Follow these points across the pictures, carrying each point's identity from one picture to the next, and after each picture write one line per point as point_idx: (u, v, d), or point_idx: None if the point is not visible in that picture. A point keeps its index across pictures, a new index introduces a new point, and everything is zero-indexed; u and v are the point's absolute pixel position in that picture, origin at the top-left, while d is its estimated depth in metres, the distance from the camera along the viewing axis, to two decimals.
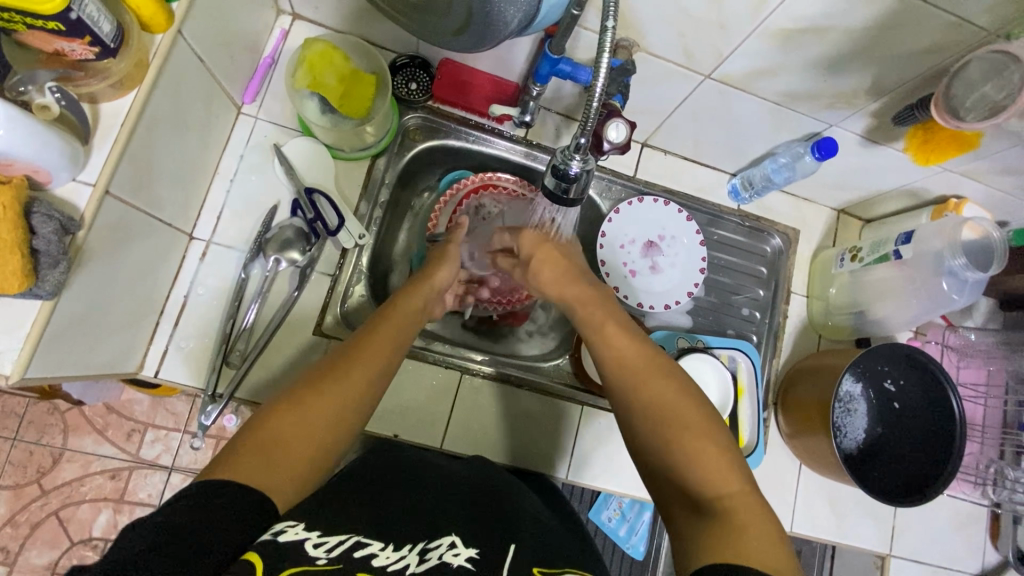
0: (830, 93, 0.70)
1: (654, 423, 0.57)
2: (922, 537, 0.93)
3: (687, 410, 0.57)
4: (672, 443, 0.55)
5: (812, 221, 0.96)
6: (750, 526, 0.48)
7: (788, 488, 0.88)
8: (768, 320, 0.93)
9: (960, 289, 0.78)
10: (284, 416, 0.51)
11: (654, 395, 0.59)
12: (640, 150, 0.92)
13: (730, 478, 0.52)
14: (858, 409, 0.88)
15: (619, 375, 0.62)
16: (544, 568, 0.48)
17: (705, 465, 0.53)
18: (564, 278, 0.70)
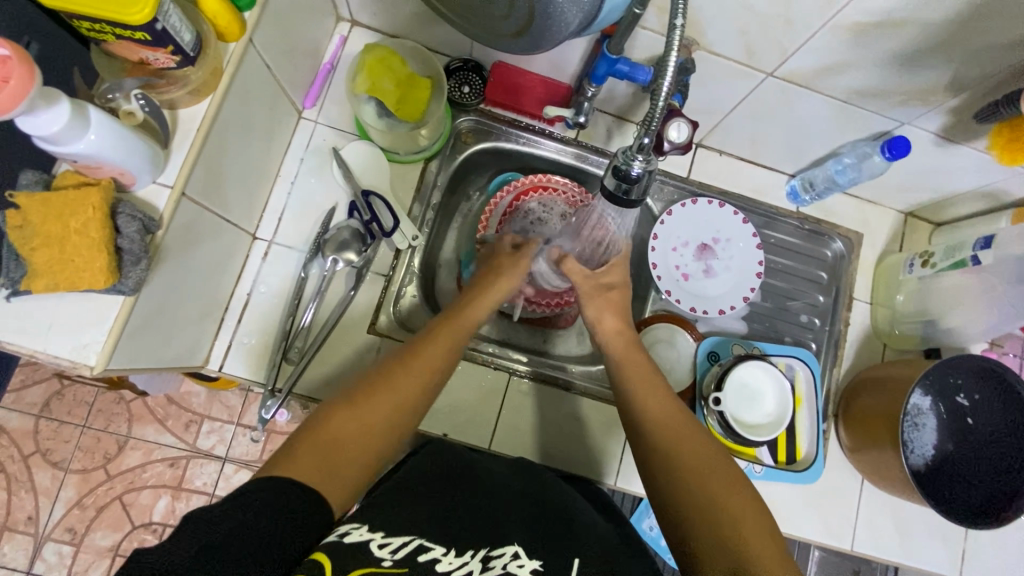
0: (904, 89, 0.67)
1: (694, 479, 0.56)
2: (997, 564, 0.86)
3: (727, 470, 0.57)
4: (709, 501, 0.54)
5: (877, 224, 0.92)
6: None
7: (849, 505, 0.84)
8: (829, 328, 0.89)
9: None
10: (342, 418, 0.54)
11: (691, 456, 0.58)
12: (694, 151, 0.90)
13: (769, 545, 0.51)
14: (927, 424, 0.83)
15: (660, 426, 0.61)
16: None
17: (745, 527, 0.52)
18: (614, 320, 0.71)
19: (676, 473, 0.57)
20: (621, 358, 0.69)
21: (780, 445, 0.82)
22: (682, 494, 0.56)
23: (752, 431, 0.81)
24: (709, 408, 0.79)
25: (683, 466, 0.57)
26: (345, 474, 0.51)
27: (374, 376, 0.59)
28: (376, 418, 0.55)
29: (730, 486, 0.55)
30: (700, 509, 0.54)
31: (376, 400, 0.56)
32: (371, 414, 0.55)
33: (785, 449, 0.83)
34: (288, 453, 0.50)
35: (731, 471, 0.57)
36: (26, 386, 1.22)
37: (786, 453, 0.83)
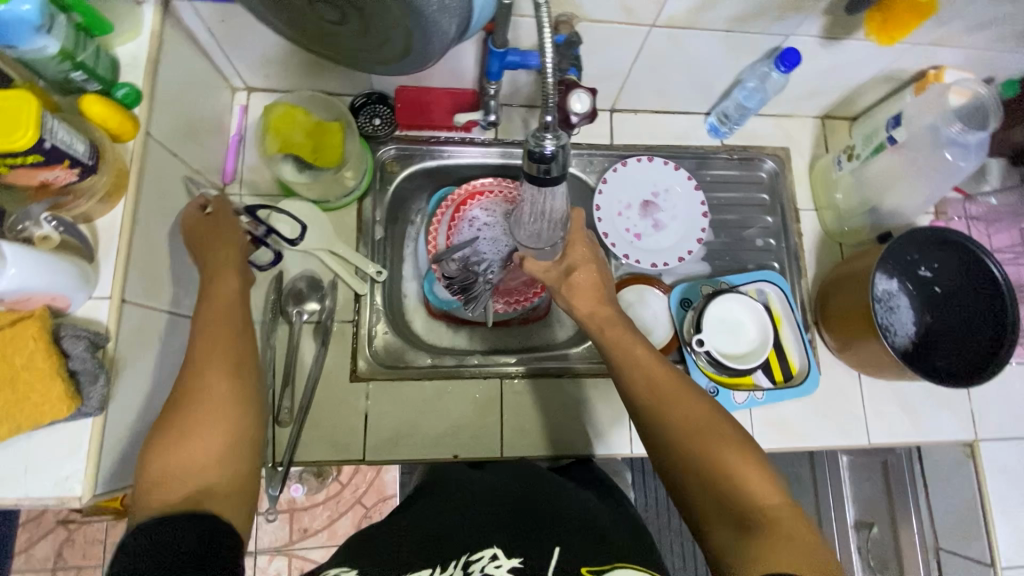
0: (777, 4, 0.69)
1: (688, 441, 0.57)
2: (1003, 414, 0.89)
3: (711, 424, 0.58)
4: (706, 461, 0.56)
5: (799, 135, 0.95)
6: (793, 532, 0.50)
7: (853, 402, 0.86)
8: (785, 244, 0.92)
9: (966, 156, 0.75)
10: (170, 426, 0.53)
11: (681, 416, 0.59)
12: (610, 117, 0.92)
13: (769, 488, 0.54)
14: (901, 304, 0.87)
15: (644, 392, 0.62)
16: (591, 567, 0.46)
17: (741, 477, 0.54)
18: (589, 301, 0.69)
19: (670, 435, 0.59)
20: (599, 330, 0.67)
21: (773, 365, 0.84)
22: (680, 458, 0.58)
23: (742, 360, 0.82)
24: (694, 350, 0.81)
25: (681, 427, 0.58)
26: (217, 475, 0.52)
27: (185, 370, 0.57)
28: (208, 409, 0.54)
29: (728, 439, 0.57)
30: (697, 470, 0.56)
31: (187, 405, 0.54)
32: (200, 405, 0.54)
33: (779, 368, 0.85)
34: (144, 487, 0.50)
35: (721, 426, 0.58)
36: (34, 543, 1.18)
37: (781, 372, 0.85)
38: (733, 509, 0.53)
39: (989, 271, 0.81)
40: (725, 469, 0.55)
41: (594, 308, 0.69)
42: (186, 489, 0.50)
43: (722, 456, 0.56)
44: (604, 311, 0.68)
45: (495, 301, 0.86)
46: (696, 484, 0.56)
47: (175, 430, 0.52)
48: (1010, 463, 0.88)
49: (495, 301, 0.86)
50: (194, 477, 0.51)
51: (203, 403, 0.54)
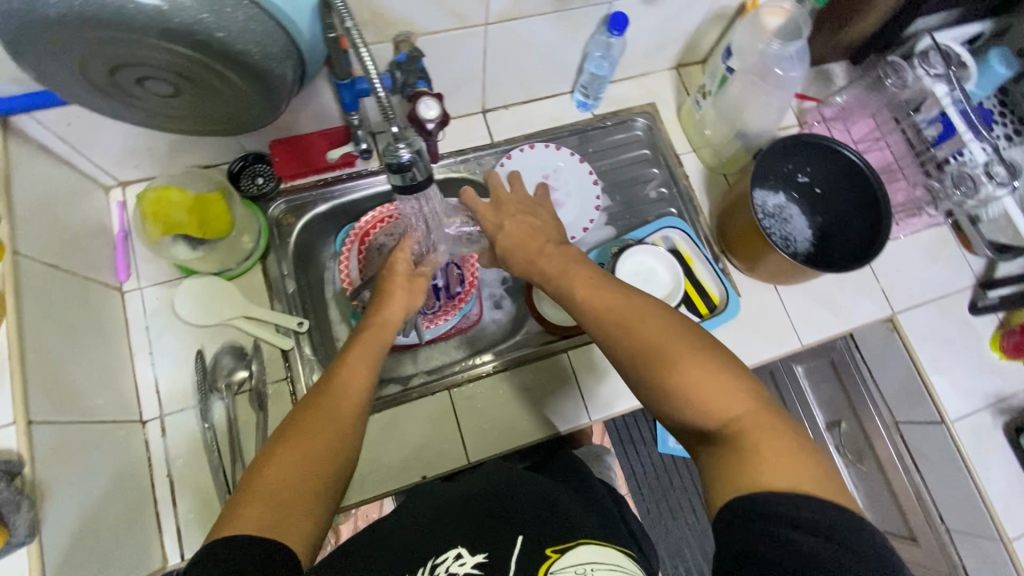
0: None
1: (651, 365, 0.58)
2: (912, 283, 0.96)
3: (674, 343, 0.58)
4: (671, 386, 0.56)
5: (660, 89, 1.02)
6: (763, 440, 0.51)
7: (777, 312, 0.92)
8: (676, 189, 0.97)
9: (791, 66, 0.83)
10: (280, 457, 0.53)
11: (646, 337, 0.59)
12: (484, 118, 0.96)
13: (740, 396, 0.53)
14: (793, 214, 0.96)
15: (606, 322, 0.63)
16: (556, 546, 0.52)
17: (707, 394, 0.54)
18: (547, 245, 0.72)
19: (635, 364, 0.59)
20: (558, 275, 0.69)
21: (695, 299, 0.90)
22: (648, 380, 0.58)
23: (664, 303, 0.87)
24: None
25: (646, 356, 0.58)
26: (301, 517, 0.50)
27: (307, 406, 0.58)
28: (319, 446, 0.54)
29: (698, 356, 0.56)
30: (665, 396, 0.57)
31: (307, 439, 0.54)
32: (312, 442, 0.54)
33: (702, 301, 0.91)
34: (228, 517, 0.48)
35: (686, 343, 0.58)
36: None
37: (705, 304, 0.91)
38: (706, 427, 0.54)
39: (852, 161, 0.89)
40: (692, 388, 0.55)
41: (544, 261, 0.71)
42: (270, 526, 0.47)
43: (686, 377, 0.55)
44: (551, 264, 0.70)
45: (424, 319, 0.87)
46: (669, 409, 0.57)
47: (298, 457, 0.53)
48: (931, 326, 0.95)
49: (424, 319, 0.87)
50: (287, 510, 0.49)
51: (314, 442, 0.54)
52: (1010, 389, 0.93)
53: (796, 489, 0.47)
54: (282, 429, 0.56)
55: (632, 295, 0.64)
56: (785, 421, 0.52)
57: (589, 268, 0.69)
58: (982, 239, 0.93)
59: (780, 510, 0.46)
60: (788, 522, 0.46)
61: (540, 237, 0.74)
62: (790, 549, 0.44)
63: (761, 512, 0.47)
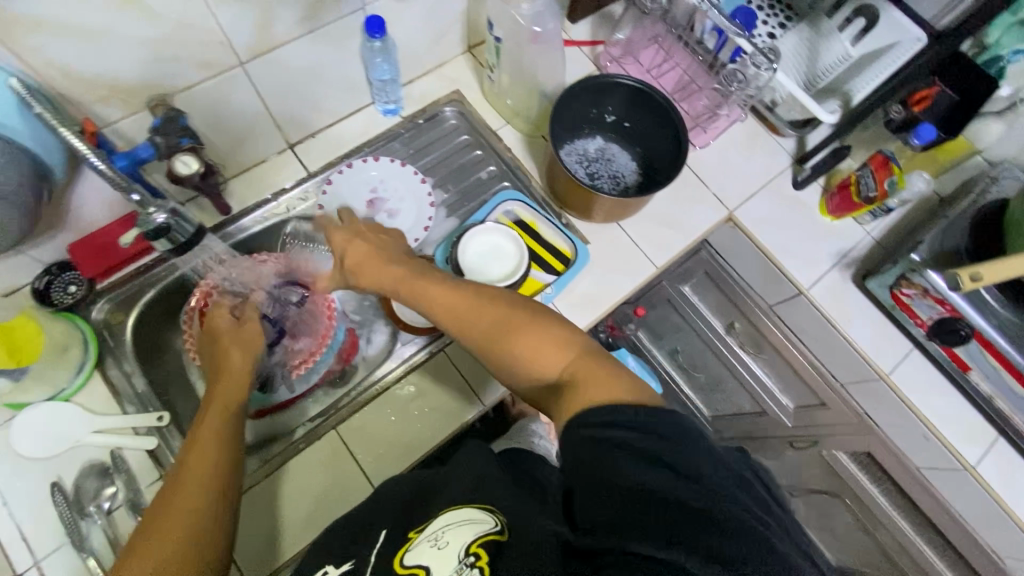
0: None
1: (488, 342, 0.61)
2: (738, 179, 1.03)
3: (504, 316, 0.61)
4: (506, 356, 0.60)
5: (460, 73, 1.03)
6: (584, 376, 0.55)
7: (626, 246, 0.97)
8: (504, 163, 1.00)
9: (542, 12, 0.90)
10: (139, 557, 0.53)
11: (480, 320, 0.62)
12: (293, 153, 0.93)
13: (565, 348, 0.58)
14: (614, 152, 1.01)
15: (442, 313, 0.65)
16: (418, 528, 0.56)
17: (536, 355, 0.59)
18: (371, 258, 0.72)
19: (475, 342, 0.63)
20: (395, 284, 0.70)
21: (549, 260, 0.93)
22: (488, 354, 0.61)
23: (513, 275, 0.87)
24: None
25: (481, 339, 0.62)
26: None
27: (163, 496, 0.58)
28: (180, 532, 0.55)
29: (527, 324, 0.60)
30: (503, 368, 0.61)
31: (164, 531, 0.55)
32: (173, 530, 0.55)
33: (555, 259, 0.93)
34: None
35: (513, 314, 0.62)
36: None
37: (559, 261, 0.94)
38: (544, 380, 0.59)
39: (634, 88, 0.92)
40: (523, 351, 0.59)
41: (372, 273, 0.72)
42: None
43: (517, 345, 0.59)
44: (387, 274, 0.71)
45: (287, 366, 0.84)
46: (512, 376, 0.61)
47: (159, 551, 0.53)
48: (766, 213, 1.02)
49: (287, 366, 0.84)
50: None
51: (172, 531, 0.55)
52: (848, 245, 1.01)
53: (614, 399, 0.51)
54: (139, 531, 0.55)
55: (459, 284, 0.66)
56: (603, 356, 0.57)
57: (413, 270, 0.70)
58: (781, 121, 1.02)
59: (623, 417, 0.49)
60: (637, 429, 0.49)
61: (386, 250, 0.73)
62: (610, 457, 0.47)
63: (589, 432, 0.50)
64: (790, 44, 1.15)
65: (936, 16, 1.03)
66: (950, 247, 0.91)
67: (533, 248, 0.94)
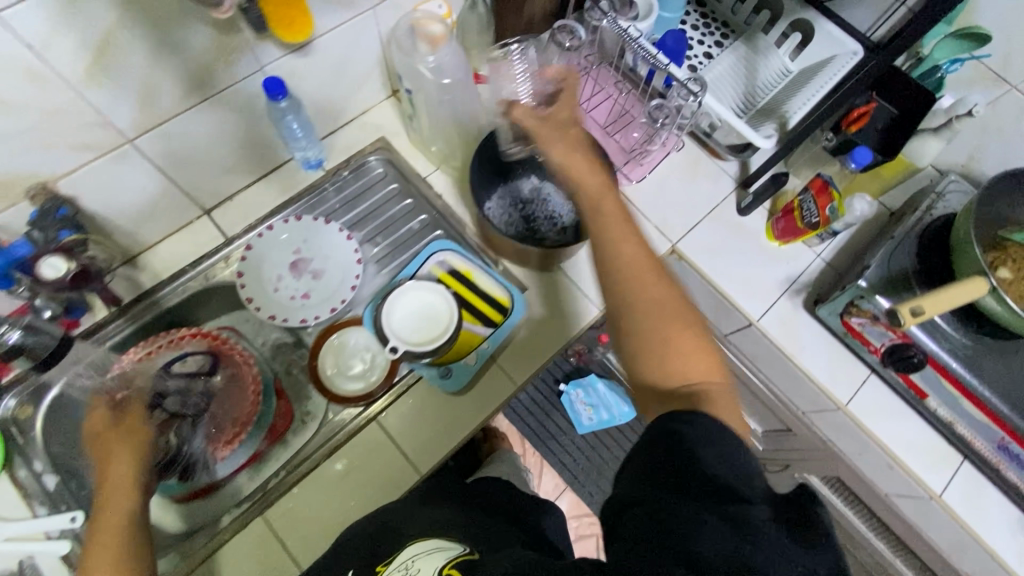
0: (206, 59, 0.69)
1: (652, 318, 0.58)
2: (681, 209, 0.99)
3: (677, 308, 0.59)
4: (659, 340, 0.57)
5: (384, 119, 0.99)
6: (719, 401, 0.54)
7: (567, 289, 0.91)
8: (435, 211, 0.95)
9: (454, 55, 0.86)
10: None
11: (657, 295, 0.59)
12: (210, 218, 0.89)
13: (714, 370, 0.56)
14: (551, 191, 0.97)
15: (609, 242, 0.63)
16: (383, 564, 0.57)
17: (688, 359, 0.56)
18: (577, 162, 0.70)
19: (632, 317, 0.59)
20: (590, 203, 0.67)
21: (485, 311, 0.87)
22: (642, 321, 0.58)
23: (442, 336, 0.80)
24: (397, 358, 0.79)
25: (654, 302, 0.58)
26: None
27: None
28: None
29: (685, 335, 0.57)
30: (626, 383, 0.57)
31: None
32: None
33: (492, 310, 0.88)
34: None
35: (687, 309, 0.59)
36: None
37: (497, 311, 0.88)
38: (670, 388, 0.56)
39: None
40: (672, 353, 0.56)
41: (581, 178, 0.68)
42: None
43: (670, 347, 0.57)
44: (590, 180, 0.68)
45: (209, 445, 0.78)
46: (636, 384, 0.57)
47: None
48: (713, 241, 0.98)
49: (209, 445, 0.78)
50: None
51: None
52: (799, 269, 0.98)
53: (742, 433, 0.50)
54: None
55: (653, 252, 0.63)
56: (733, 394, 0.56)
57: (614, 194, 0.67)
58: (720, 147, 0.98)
59: (707, 425, 0.47)
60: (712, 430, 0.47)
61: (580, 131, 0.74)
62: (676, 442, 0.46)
63: (679, 425, 0.47)
64: (728, 62, 1.12)
65: (871, 28, 0.99)
66: (899, 268, 0.88)
67: (469, 300, 0.89)
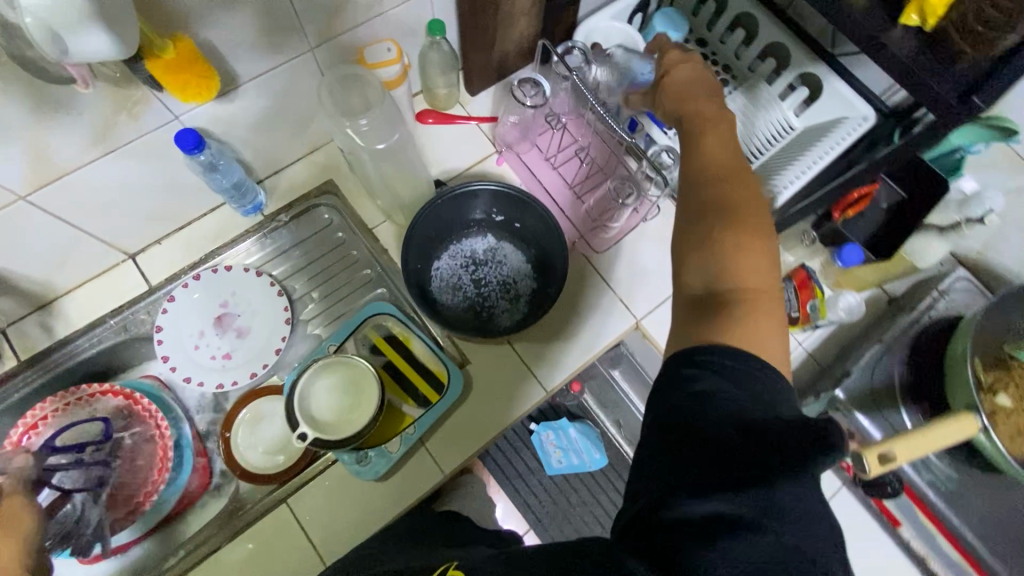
0: (105, 115, 0.61)
1: (713, 217, 0.54)
2: (653, 278, 0.89)
3: (747, 208, 0.54)
4: (717, 237, 0.53)
5: (335, 158, 0.91)
6: (763, 315, 0.50)
7: (511, 366, 0.84)
8: (379, 266, 0.88)
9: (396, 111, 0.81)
10: None
11: (727, 193, 0.55)
12: (135, 263, 0.83)
13: (769, 278, 0.52)
14: (506, 253, 0.89)
15: (699, 145, 0.60)
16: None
17: (744, 266, 0.52)
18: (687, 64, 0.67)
19: (712, 190, 0.56)
20: (680, 102, 0.65)
21: (418, 385, 0.81)
22: (701, 221, 0.54)
23: (357, 423, 0.73)
24: (306, 445, 0.71)
25: (725, 204, 0.54)
26: None
27: None
28: None
29: (764, 231, 0.54)
30: (727, 208, 0.54)
31: None
32: None
33: (426, 385, 0.81)
34: None
35: (755, 215, 0.54)
36: None
37: (431, 387, 0.81)
38: (717, 283, 0.52)
39: (510, 192, 0.82)
40: (732, 257, 0.52)
41: (699, 103, 0.63)
42: None
43: (739, 248, 0.52)
44: (700, 107, 0.63)
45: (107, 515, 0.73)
46: (732, 223, 0.53)
47: None
48: None
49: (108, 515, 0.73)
50: None
51: None
52: None
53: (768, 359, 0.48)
54: None
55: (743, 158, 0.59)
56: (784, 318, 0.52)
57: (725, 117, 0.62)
58: None
59: (729, 365, 0.46)
60: (722, 373, 0.46)
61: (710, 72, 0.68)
62: (700, 383, 0.46)
63: (700, 350, 0.48)
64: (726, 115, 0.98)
65: (887, 91, 0.87)
66: (879, 383, 0.80)
67: (400, 369, 0.82)
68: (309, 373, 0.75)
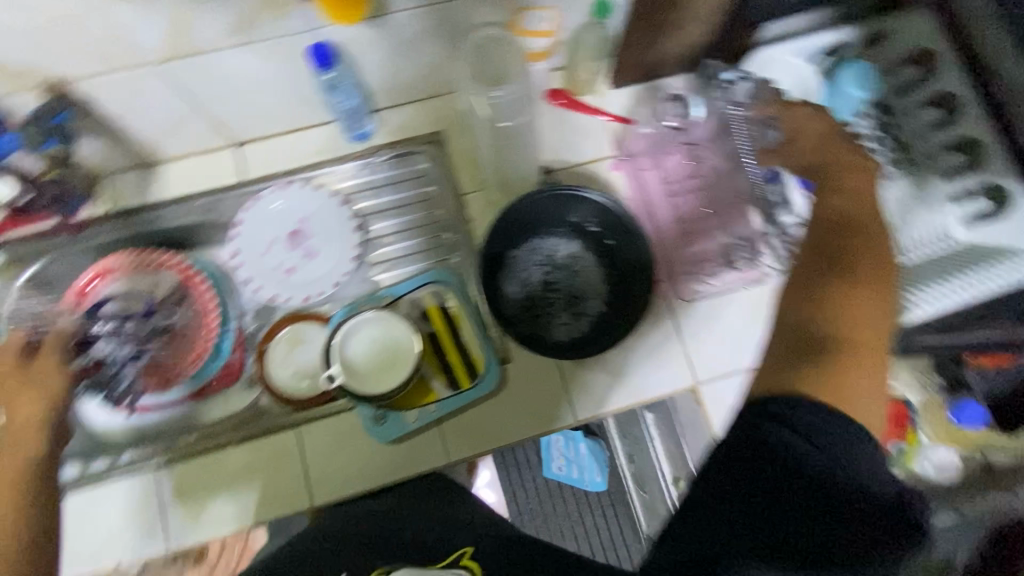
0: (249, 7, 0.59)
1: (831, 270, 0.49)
2: (729, 346, 0.82)
3: (870, 264, 0.49)
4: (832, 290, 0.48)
5: (450, 110, 0.87)
6: (859, 379, 0.44)
7: (550, 381, 0.80)
8: (456, 233, 0.85)
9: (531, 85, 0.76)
10: None
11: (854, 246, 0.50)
12: (236, 152, 0.84)
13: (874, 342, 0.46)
14: (584, 264, 0.82)
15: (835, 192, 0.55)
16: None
17: (852, 327, 0.46)
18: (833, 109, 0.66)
19: (829, 235, 0.51)
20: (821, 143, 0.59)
21: (454, 367, 0.79)
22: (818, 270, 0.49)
23: (382, 388, 0.72)
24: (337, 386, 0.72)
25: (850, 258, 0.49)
26: None
27: None
28: None
29: (882, 296, 0.48)
30: (848, 265, 0.49)
31: None
32: None
33: (461, 369, 0.79)
34: None
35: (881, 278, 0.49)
36: None
37: (466, 373, 0.79)
38: (807, 330, 0.47)
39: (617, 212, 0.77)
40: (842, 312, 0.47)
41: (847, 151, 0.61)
42: None
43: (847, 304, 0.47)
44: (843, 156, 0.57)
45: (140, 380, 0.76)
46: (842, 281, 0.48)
47: None
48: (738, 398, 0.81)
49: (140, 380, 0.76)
50: None
51: None
52: None
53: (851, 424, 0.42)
54: None
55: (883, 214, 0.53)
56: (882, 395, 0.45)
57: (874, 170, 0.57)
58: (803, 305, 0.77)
59: (814, 420, 0.40)
60: (804, 437, 0.40)
61: None
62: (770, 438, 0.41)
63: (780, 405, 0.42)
64: (881, 201, 0.77)
65: None
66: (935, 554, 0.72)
67: (442, 344, 0.80)
68: (358, 319, 0.74)
